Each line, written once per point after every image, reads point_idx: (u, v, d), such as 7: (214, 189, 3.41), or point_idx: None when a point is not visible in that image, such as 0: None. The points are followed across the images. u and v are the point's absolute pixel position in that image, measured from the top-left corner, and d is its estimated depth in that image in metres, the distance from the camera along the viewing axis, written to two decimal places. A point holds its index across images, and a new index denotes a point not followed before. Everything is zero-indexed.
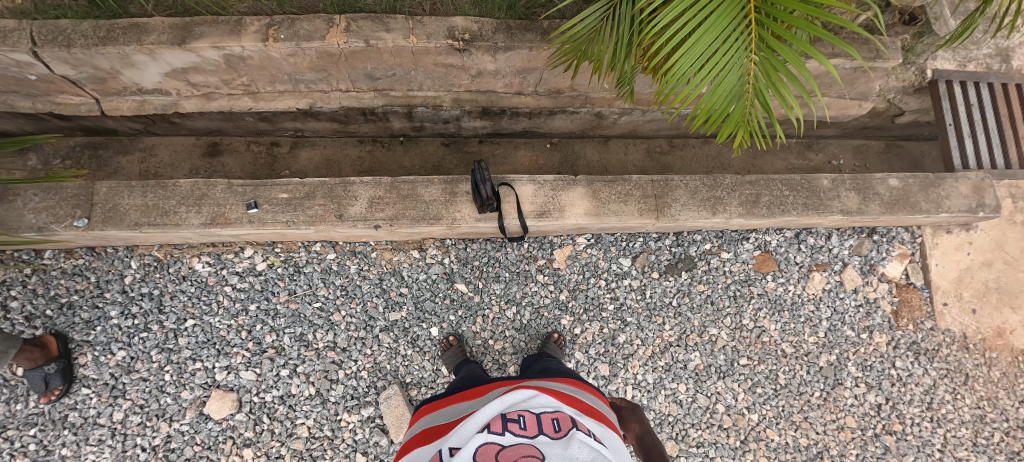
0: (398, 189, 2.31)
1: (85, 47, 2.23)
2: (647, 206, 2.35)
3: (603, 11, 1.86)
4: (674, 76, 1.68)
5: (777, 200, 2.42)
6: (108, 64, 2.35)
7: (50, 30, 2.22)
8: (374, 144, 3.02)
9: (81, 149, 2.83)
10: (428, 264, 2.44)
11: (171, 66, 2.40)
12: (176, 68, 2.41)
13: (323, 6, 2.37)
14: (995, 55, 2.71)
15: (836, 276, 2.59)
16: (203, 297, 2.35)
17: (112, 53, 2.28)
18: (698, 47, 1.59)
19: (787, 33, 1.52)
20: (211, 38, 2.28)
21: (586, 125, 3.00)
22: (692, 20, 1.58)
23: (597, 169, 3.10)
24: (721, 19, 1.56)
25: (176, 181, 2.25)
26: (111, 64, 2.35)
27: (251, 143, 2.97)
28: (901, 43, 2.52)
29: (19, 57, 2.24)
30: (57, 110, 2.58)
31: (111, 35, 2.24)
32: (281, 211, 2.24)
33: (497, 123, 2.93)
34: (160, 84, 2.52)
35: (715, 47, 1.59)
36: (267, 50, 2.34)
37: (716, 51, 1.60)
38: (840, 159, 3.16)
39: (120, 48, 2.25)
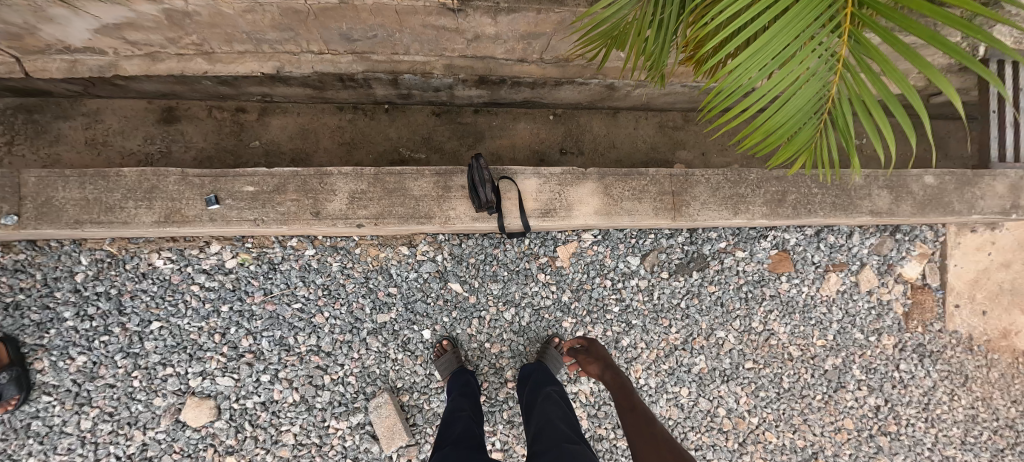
0: (383, 182, 2.00)
1: None
2: (664, 205, 2.08)
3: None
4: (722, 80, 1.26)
5: (805, 198, 2.17)
6: (19, 19, 1.90)
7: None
8: (356, 111, 2.66)
9: (13, 113, 2.44)
10: (418, 262, 2.21)
11: (100, 21, 1.96)
12: (106, 24, 1.97)
13: None
14: None
15: (853, 276, 2.47)
16: (168, 297, 2.12)
17: (21, 6, 1.83)
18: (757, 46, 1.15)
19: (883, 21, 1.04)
20: None
21: (595, 97, 2.67)
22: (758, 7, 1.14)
23: (603, 145, 2.83)
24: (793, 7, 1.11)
25: (119, 168, 1.89)
26: (24, 19, 1.90)
27: (212, 108, 2.60)
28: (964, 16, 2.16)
29: None
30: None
31: None
32: (247, 207, 1.92)
33: (496, 92, 2.56)
34: (91, 42, 2.09)
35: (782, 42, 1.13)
36: (217, 5, 1.90)
37: (789, 54, 1.15)
38: None
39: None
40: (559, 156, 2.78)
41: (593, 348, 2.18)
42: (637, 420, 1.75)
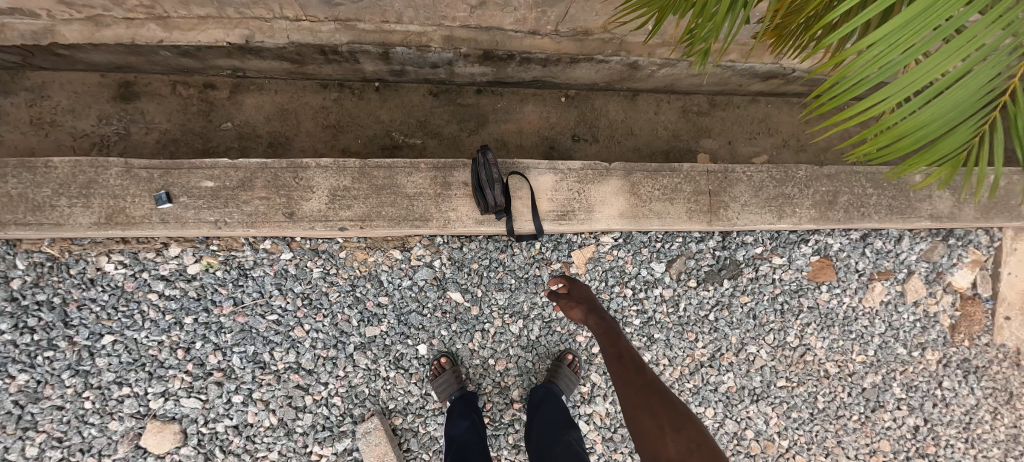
0: (370, 177, 1.69)
1: None
2: (698, 207, 1.80)
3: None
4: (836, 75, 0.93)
5: (858, 199, 1.89)
6: None
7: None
8: (341, 89, 2.31)
9: None
10: (413, 268, 1.92)
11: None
12: None
13: None
14: None
15: (898, 285, 2.23)
16: (122, 308, 1.82)
17: None
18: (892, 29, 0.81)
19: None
20: None
21: (615, 76, 2.33)
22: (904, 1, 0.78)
23: (620, 131, 2.51)
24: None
25: (52, 159, 1.57)
26: None
27: (176, 83, 2.25)
28: None
29: None
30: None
31: None
32: (207, 206, 1.61)
33: (502, 70, 2.22)
34: (17, 2, 1.73)
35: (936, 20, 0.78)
36: None
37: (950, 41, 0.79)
38: None
39: None
40: (571, 143, 2.46)
41: (574, 288, 1.79)
42: (632, 389, 1.44)
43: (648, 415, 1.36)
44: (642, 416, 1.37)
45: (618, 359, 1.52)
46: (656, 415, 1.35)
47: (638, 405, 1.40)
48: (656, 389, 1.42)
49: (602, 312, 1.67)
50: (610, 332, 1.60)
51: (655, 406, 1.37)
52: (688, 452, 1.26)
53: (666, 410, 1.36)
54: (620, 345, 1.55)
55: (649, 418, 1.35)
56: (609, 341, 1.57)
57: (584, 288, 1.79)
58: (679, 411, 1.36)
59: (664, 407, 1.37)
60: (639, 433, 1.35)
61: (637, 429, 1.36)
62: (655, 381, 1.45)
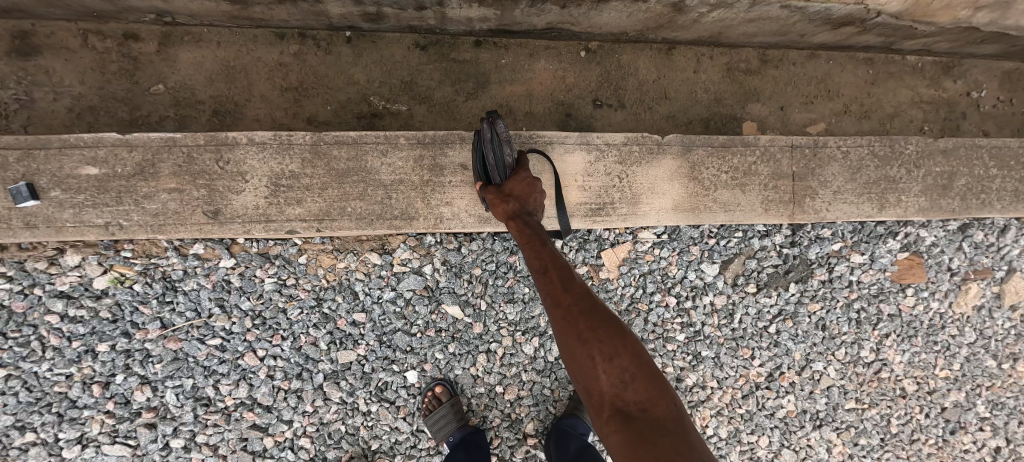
0: (325, 158, 1.28)
1: None
2: (779, 197, 1.38)
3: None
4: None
5: (978, 184, 1.46)
6: None
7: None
8: (303, 41, 1.77)
9: None
10: (397, 276, 1.48)
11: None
12: None
13: None
14: None
15: (995, 287, 1.84)
16: (13, 334, 1.38)
17: None
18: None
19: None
20: None
21: (651, 23, 1.82)
22: None
23: (654, 94, 2.00)
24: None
25: None
26: None
27: (87, 33, 1.68)
28: None
29: None
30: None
31: None
32: (93, 203, 1.23)
33: (508, 13, 1.71)
34: None
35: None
36: None
37: None
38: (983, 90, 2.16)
39: None
40: (593, 110, 1.95)
41: (512, 178, 1.22)
42: (559, 311, 1.11)
43: (578, 343, 1.07)
44: (571, 346, 1.08)
45: (544, 273, 1.15)
46: (587, 343, 1.06)
47: (566, 328, 1.09)
48: (586, 307, 1.10)
49: (528, 206, 1.21)
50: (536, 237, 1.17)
51: (584, 332, 1.07)
52: (622, 385, 1.03)
53: (597, 335, 1.06)
54: (546, 251, 1.16)
55: (579, 347, 1.07)
56: (531, 249, 1.17)
57: (531, 180, 1.23)
58: (611, 330, 1.08)
59: (597, 331, 1.07)
60: (570, 362, 1.09)
61: (569, 360, 1.08)
62: (585, 293, 1.12)
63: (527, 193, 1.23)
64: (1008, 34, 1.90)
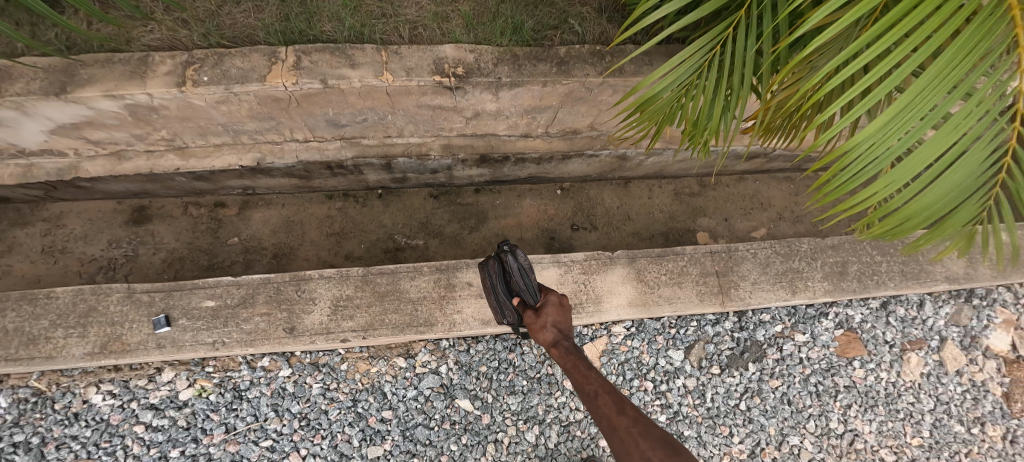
0: (373, 283, 1.66)
1: None
2: (708, 288, 1.79)
3: (705, 54, 1.16)
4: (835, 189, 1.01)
5: (869, 268, 1.88)
6: None
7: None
8: (346, 199, 2.36)
9: None
10: (418, 377, 1.82)
11: (55, 122, 1.57)
12: (63, 123, 1.59)
13: (262, 32, 1.59)
14: None
15: (935, 355, 2.15)
16: (103, 444, 1.67)
17: None
18: (874, 128, 0.88)
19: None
20: (103, 84, 1.46)
21: (605, 168, 2.41)
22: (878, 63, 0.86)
23: (618, 217, 2.53)
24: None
25: (53, 290, 1.56)
26: None
27: (189, 204, 2.28)
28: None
29: None
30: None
31: None
32: (206, 328, 1.56)
33: (498, 170, 2.30)
34: (49, 144, 1.74)
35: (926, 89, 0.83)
36: (186, 98, 1.55)
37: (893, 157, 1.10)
38: None
39: None
40: (571, 232, 2.46)
41: (544, 301, 1.37)
42: (620, 433, 1.12)
43: None
44: None
45: (596, 397, 1.20)
46: None
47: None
48: (645, 428, 1.12)
49: (564, 329, 1.34)
50: (582, 363, 1.26)
51: None
52: None
53: None
54: (593, 377, 1.23)
55: None
56: (581, 375, 1.23)
57: (561, 302, 1.36)
58: None
59: None
60: None
61: None
62: (640, 416, 1.15)
63: (560, 314, 1.36)
64: None
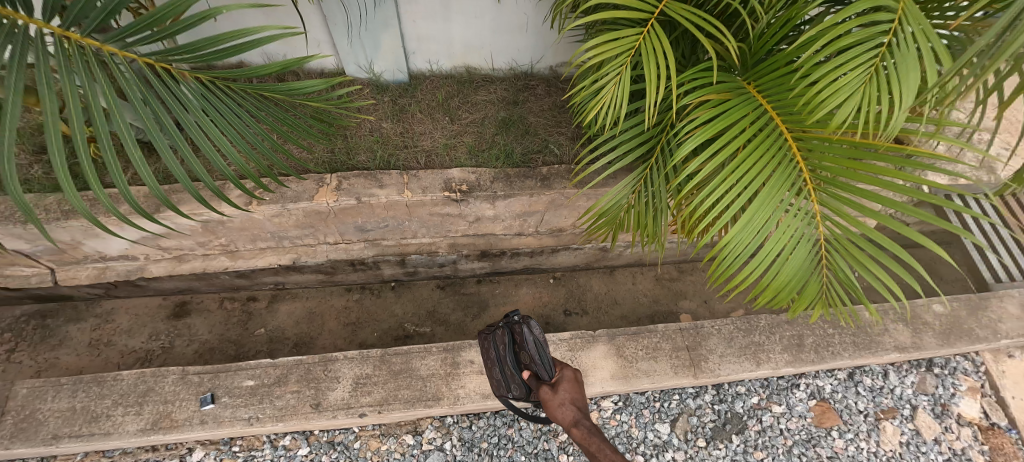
0: (389, 363, 1.93)
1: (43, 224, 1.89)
2: (681, 362, 2.03)
3: (632, 178, 1.55)
4: (729, 262, 1.31)
5: (823, 341, 2.14)
6: (69, 237, 1.99)
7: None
8: (362, 291, 2.69)
9: (27, 318, 2.45)
10: (424, 453, 2.00)
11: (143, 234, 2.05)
12: (147, 235, 2.06)
13: (314, 165, 2.14)
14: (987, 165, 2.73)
15: (910, 423, 2.28)
16: None
17: (75, 226, 1.93)
18: (746, 217, 1.24)
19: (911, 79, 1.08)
20: (189, 205, 1.95)
21: (590, 258, 2.77)
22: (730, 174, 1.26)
23: (606, 302, 2.81)
24: (769, 139, 1.25)
25: (119, 373, 1.85)
26: (73, 237, 1.99)
27: (224, 299, 2.61)
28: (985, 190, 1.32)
29: None
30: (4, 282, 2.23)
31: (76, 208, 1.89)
32: (245, 404, 1.81)
33: (497, 263, 2.66)
34: (127, 251, 2.18)
35: (776, 192, 1.22)
36: (250, 214, 2.02)
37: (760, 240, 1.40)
38: None
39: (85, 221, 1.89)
40: (564, 317, 2.73)
41: (559, 376, 1.56)
42: None
43: None
44: None
45: None
46: None
47: None
48: None
49: (577, 403, 1.50)
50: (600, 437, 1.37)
51: None
52: None
53: None
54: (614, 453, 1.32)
55: None
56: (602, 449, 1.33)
57: (574, 377, 1.56)
58: None
59: None
60: None
61: None
62: None
63: (574, 389, 1.53)
64: None
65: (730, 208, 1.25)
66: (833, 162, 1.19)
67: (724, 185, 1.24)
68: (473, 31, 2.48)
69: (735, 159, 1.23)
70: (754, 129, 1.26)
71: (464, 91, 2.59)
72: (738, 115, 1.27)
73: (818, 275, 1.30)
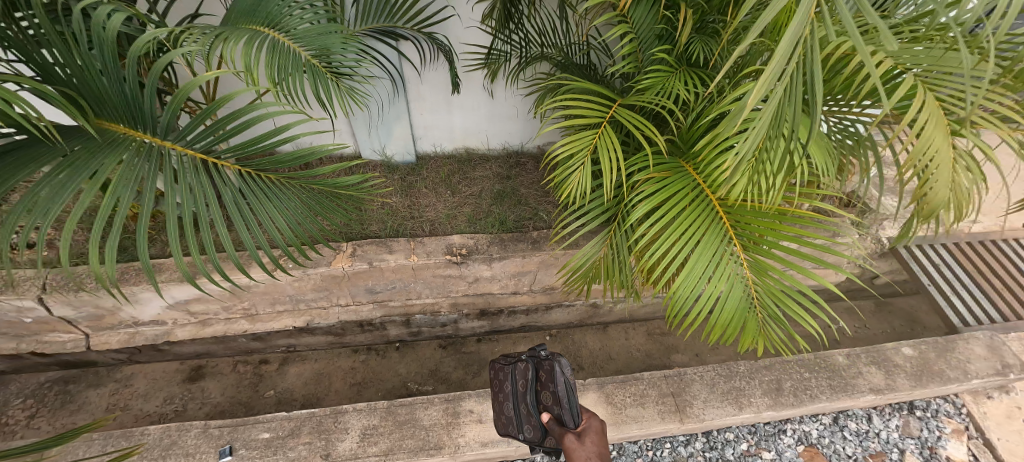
0: (395, 414, 2.09)
1: (93, 290, 2.17)
2: (667, 407, 2.17)
3: (600, 237, 1.82)
4: (682, 299, 1.56)
5: (801, 384, 2.28)
6: (111, 303, 2.26)
7: (39, 269, 2.20)
8: (368, 352, 2.87)
9: (50, 384, 2.62)
10: None
11: (176, 299, 2.31)
12: (180, 300, 2.32)
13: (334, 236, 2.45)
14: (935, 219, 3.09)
15: None
16: None
17: (119, 293, 2.21)
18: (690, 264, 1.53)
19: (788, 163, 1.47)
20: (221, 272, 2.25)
21: (582, 315, 2.97)
22: (679, 230, 1.56)
23: (601, 357, 2.94)
24: (699, 203, 1.59)
25: (146, 428, 2.01)
26: (115, 302, 2.26)
27: (237, 362, 2.78)
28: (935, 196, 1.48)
29: (21, 304, 2.17)
30: (40, 348, 2.43)
31: (123, 276, 2.20)
32: (260, 455, 1.94)
33: (495, 321, 2.86)
34: (158, 316, 2.41)
35: (709, 243, 1.54)
36: (274, 278, 2.29)
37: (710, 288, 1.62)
38: (838, 322, 3.20)
39: (129, 288, 2.19)
40: None
41: (585, 425, 1.60)
42: None
43: None
44: None
45: None
46: None
47: None
48: None
49: (598, 452, 1.52)
50: None
51: None
52: None
53: None
54: None
55: None
56: None
57: (599, 430, 1.59)
58: None
59: None
60: None
61: None
62: None
63: (597, 439, 1.56)
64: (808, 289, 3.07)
65: (678, 256, 1.53)
66: (749, 223, 1.54)
67: (673, 239, 1.54)
68: (472, 120, 2.90)
69: (675, 219, 1.56)
70: (687, 197, 1.60)
71: (463, 168, 2.93)
72: (675, 187, 1.62)
73: (754, 308, 1.55)
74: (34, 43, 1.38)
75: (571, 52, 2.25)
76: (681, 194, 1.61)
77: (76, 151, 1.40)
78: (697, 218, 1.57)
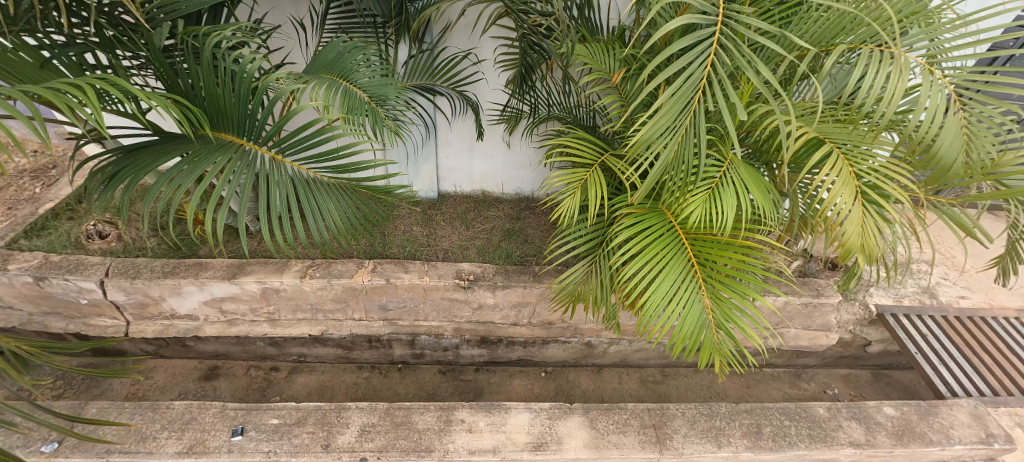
0: (392, 415, 2.26)
1: (147, 278, 2.49)
2: (648, 437, 2.27)
3: (586, 263, 2.14)
4: (649, 314, 1.84)
5: (780, 431, 2.36)
6: (158, 292, 2.55)
7: (104, 258, 2.57)
8: (372, 370, 3.05)
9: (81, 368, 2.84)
10: None
11: (213, 295, 2.60)
12: (216, 296, 2.61)
13: (357, 253, 2.76)
14: (921, 291, 3.24)
15: None
16: None
17: (168, 284, 2.51)
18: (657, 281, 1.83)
19: (734, 207, 1.83)
20: (257, 275, 2.55)
21: (578, 353, 3.10)
22: (649, 255, 1.87)
23: (593, 398, 3.01)
24: (668, 236, 1.92)
25: (169, 404, 2.23)
26: (161, 292, 2.55)
27: (251, 367, 2.99)
28: (872, 232, 1.79)
29: (85, 285, 2.49)
30: (84, 330, 2.70)
31: (175, 270, 2.53)
32: (266, 439, 2.11)
33: (494, 351, 3.03)
34: (193, 310, 2.69)
35: (674, 268, 1.85)
36: (301, 284, 2.56)
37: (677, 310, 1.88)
38: (833, 388, 3.21)
39: (177, 279, 2.50)
40: None
41: None
42: None
43: None
44: None
45: None
46: None
47: None
48: None
49: None
50: None
51: None
52: None
53: None
54: None
55: None
56: None
57: None
58: None
59: None
60: None
61: None
62: None
63: None
64: (802, 350, 3.16)
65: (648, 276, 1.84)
66: (710, 258, 1.85)
67: (643, 263, 1.86)
68: (491, 166, 3.28)
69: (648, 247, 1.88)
70: (658, 232, 1.94)
71: (478, 207, 3.25)
72: (649, 224, 1.96)
73: (710, 329, 1.81)
74: (176, 72, 1.85)
75: (578, 113, 2.62)
76: (652, 228, 1.95)
77: (194, 151, 1.82)
78: (664, 248, 1.89)
